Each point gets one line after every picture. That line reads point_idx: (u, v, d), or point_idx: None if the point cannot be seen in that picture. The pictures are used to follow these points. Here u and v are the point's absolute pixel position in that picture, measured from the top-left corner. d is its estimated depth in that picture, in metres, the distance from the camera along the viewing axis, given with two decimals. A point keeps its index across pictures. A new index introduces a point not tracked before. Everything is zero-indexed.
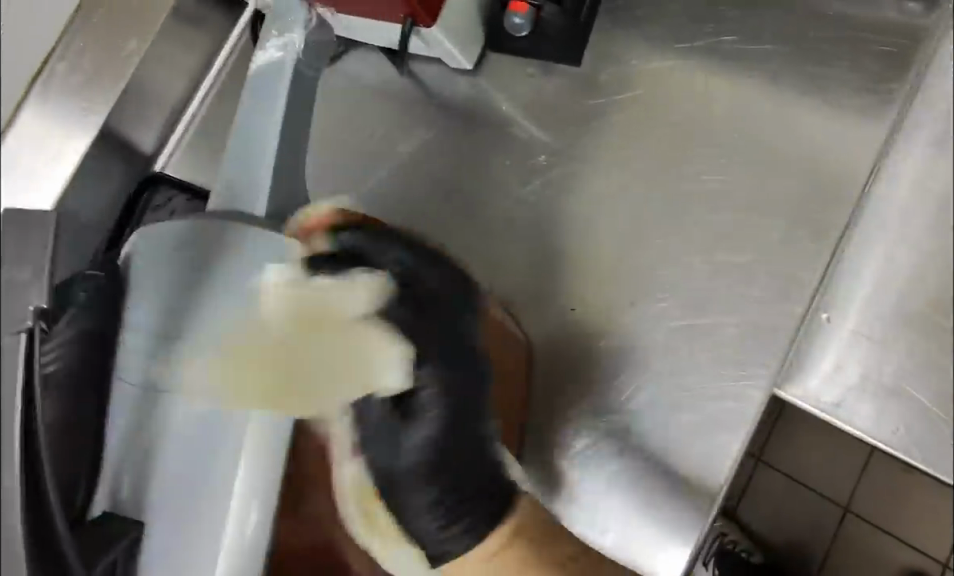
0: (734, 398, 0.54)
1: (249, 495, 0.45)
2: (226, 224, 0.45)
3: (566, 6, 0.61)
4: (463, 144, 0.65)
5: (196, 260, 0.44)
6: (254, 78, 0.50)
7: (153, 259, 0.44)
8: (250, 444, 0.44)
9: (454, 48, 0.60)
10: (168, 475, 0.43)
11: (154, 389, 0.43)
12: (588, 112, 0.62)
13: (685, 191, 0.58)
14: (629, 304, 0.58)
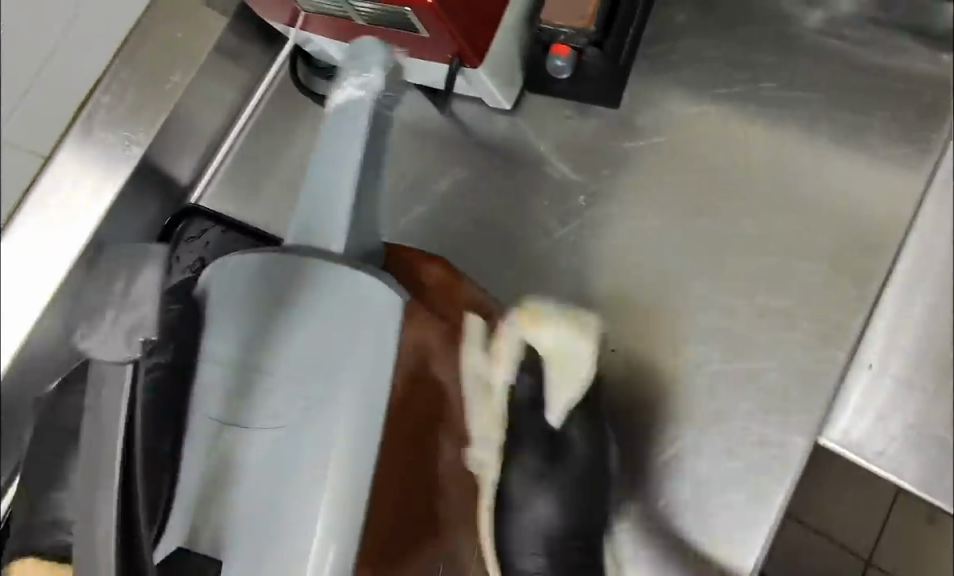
0: (778, 444, 0.54)
1: (328, 539, 0.41)
2: (298, 262, 0.45)
3: (608, 51, 0.60)
4: (502, 184, 0.65)
5: (268, 300, 0.44)
6: (333, 114, 0.50)
7: (234, 296, 0.46)
8: (328, 485, 0.41)
9: (495, 87, 0.61)
10: (246, 513, 0.42)
11: (230, 422, 0.43)
12: (625, 155, 0.63)
13: (726, 235, 0.59)
14: (669, 347, 0.58)
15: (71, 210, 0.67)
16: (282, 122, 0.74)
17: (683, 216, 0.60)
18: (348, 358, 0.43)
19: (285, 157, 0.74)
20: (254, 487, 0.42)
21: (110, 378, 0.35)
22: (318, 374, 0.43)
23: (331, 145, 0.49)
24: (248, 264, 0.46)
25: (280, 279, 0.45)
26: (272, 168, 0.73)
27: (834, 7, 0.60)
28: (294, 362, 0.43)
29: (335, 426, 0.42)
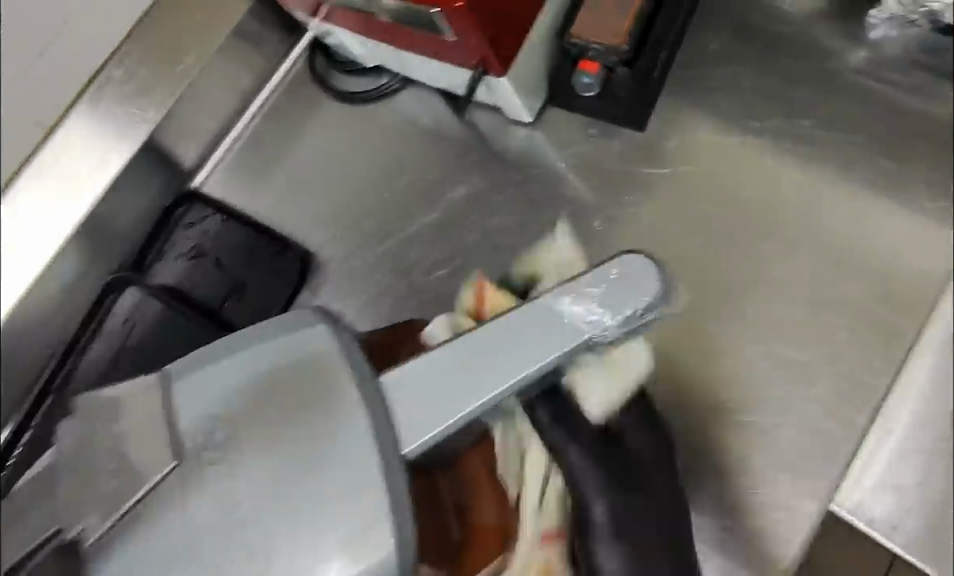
0: (785, 510, 0.51)
1: None
2: (303, 339, 0.35)
3: (638, 71, 0.57)
4: (518, 199, 0.63)
5: (252, 397, 0.34)
6: (549, 303, 0.37)
7: (225, 386, 0.34)
8: None
9: (518, 99, 0.58)
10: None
11: (169, 495, 0.33)
12: (650, 182, 0.60)
13: (751, 277, 0.56)
14: (682, 386, 0.55)
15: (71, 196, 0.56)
16: (295, 110, 0.70)
17: (704, 254, 0.57)
18: (339, 486, 0.32)
19: (294, 149, 0.70)
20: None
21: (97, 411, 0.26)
22: (303, 472, 0.32)
23: (526, 328, 0.37)
24: (274, 332, 0.35)
25: (298, 361, 0.35)
26: (276, 160, 0.70)
27: (877, 47, 0.58)
28: (281, 476, 0.32)
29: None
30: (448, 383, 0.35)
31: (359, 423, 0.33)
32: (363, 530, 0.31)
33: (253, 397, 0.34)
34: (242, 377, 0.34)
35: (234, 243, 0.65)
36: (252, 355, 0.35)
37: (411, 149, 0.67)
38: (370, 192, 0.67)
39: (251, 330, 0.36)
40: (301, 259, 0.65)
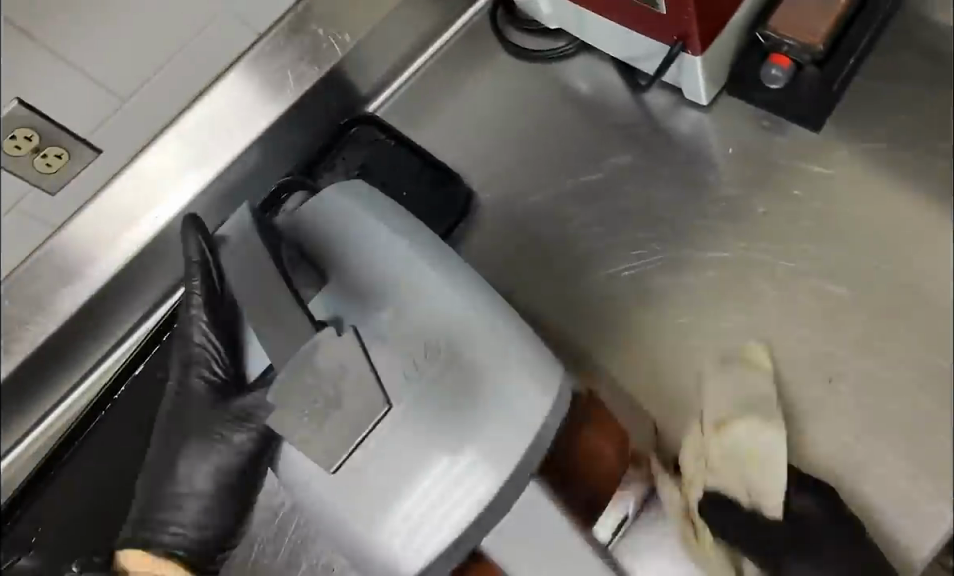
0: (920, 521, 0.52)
1: (392, 524, 0.42)
2: (500, 320, 0.44)
3: (826, 73, 0.58)
4: (681, 175, 0.64)
5: (448, 356, 0.43)
6: None
7: (428, 308, 0.44)
8: (423, 487, 0.41)
9: (704, 83, 0.60)
10: (358, 488, 0.42)
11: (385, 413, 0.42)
12: (821, 180, 0.61)
13: (911, 290, 0.57)
14: (822, 379, 0.56)
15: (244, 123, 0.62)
16: (468, 58, 0.73)
17: (860, 257, 0.58)
18: (500, 428, 0.42)
19: (465, 92, 0.72)
20: (366, 523, 0.42)
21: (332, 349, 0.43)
22: (473, 410, 0.42)
23: None
24: (468, 304, 0.44)
25: (487, 332, 0.44)
26: (448, 101, 0.72)
27: None
28: (447, 412, 0.42)
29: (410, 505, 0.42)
30: None
31: (513, 383, 0.43)
32: (498, 463, 0.41)
33: (449, 355, 0.43)
34: (440, 339, 0.44)
35: (401, 174, 0.66)
36: (458, 291, 0.45)
37: (582, 112, 0.69)
38: (536, 145, 0.69)
39: (448, 296, 0.45)
40: (465, 196, 0.67)
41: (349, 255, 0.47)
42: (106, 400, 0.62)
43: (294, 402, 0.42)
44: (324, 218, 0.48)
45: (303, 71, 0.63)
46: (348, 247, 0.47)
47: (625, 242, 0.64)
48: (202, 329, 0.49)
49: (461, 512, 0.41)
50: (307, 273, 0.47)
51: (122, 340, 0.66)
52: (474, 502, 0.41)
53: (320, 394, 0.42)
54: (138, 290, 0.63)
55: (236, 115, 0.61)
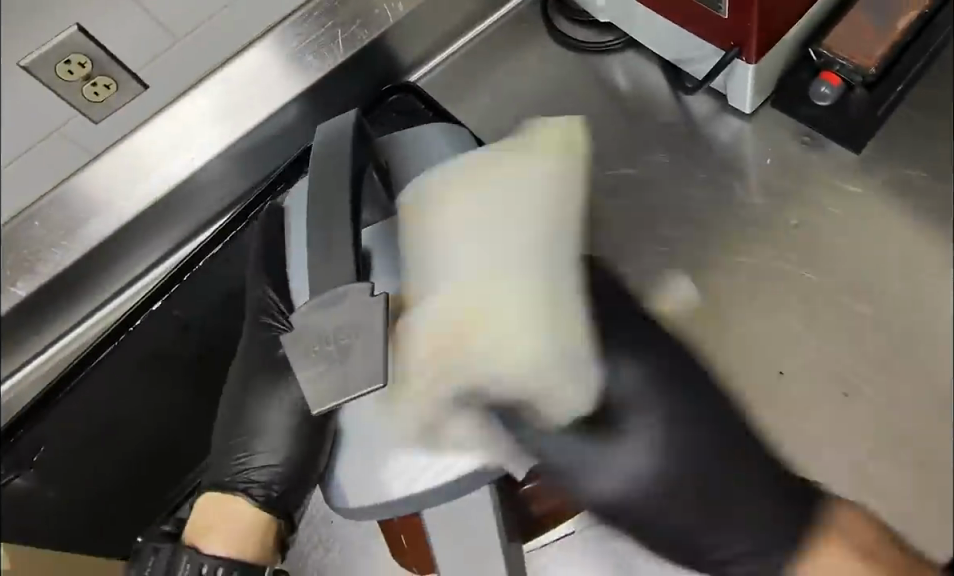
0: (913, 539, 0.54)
1: (403, 475, 0.43)
2: None
3: (874, 96, 0.59)
4: (716, 179, 0.64)
5: None
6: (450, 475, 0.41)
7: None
8: (430, 433, 0.42)
9: (750, 92, 0.60)
10: (366, 433, 0.44)
11: None
12: (854, 199, 0.61)
13: (925, 315, 0.58)
14: (838, 394, 0.57)
15: (279, 82, 0.61)
16: (515, 37, 0.71)
17: (883, 284, 0.59)
18: None
19: (506, 70, 0.70)
20: (372, 475, 0.43)
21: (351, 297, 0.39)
22: None
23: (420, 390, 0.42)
24: None
25: None
26: (487, 76, 0.70)
27: None
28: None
29: (419, 444, 0.42)
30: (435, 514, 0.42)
31: None
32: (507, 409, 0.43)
33: None
34: None
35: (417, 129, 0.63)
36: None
37: (624, 105, 0.67)
38: None
39: None
40: None
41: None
42: (121, 329, 0.62)
43: (307, 335, 0.39)
44: (406, 160, 0.51)
45: (353, 32, 0.63)
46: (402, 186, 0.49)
47: (653, 237, 0.63)
48: (263, 275, 0.49)
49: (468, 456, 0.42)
50: (379, 205, 0.48)
51: (140, 275, 0.64)
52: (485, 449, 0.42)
53: (335, 338, 0.38)
54: (164, 226, 0.61)
55: (277, 70, 0.61)
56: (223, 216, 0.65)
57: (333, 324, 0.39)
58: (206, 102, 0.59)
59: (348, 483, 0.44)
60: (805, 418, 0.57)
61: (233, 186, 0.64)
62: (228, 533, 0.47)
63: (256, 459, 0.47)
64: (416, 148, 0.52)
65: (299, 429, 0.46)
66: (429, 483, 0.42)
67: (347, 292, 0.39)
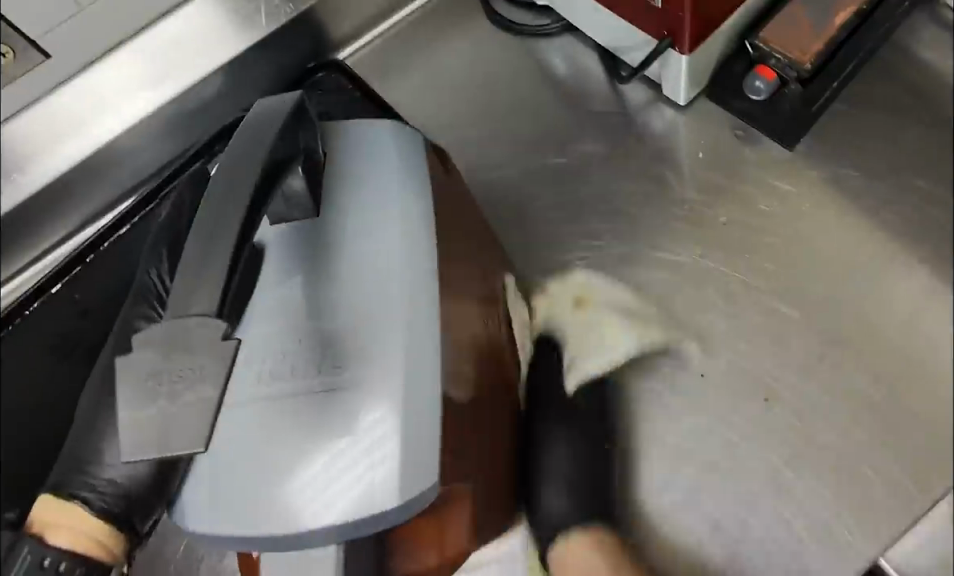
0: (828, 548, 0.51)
1: (259, 513, 0.38)
2: (427, 270, 0.42)
3: (808, 92, 0.57)
4: (644, 172, 0.61)
5: (358, 309, 0.40)
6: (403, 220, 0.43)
7: (377, 274, 0.41)
8: (296, 468, 0.38)
9: (684, 81, 0.58)
10: (231, 460, 0.39)
11: (289, 372, 0.39)
12: (782, 198, 0.59)
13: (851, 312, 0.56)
14: (761, 395, 0.54)
15: (191, 57, 0.56)
16: (453, 17, 0.67)
17: (812, 287, 0.57)
18: (384, 398, 0.39)
19: (439, 48, 0.67)
20: (230, 509, 0.39)
21: (195, 337, 0.33)
22: (360, 380, 0.39)
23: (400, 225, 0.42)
24: (394, 249, 0.42)
25: (412, 288, 0.41)
26: (420, 56, 0.67)
27: None
28: (364, 384, 0.39)
29: (292, 483, 0.38)
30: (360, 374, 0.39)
31: (420, 354, 0.40)
32: (381, 452, 0.38)
33: (358, 308, 0.40)
34: (360, 289, 0.41)
35: (344, 112, 0.59)
36: (422, 281, 0.41)
37: (558, 92, 0.64)
38: (502, 115, 0.65)
39: (375, 240, 0.42)
40: None
41: (344, 184, 0.44)
42: (16, 313, 0.59)
43: (146, 360, 0.33)
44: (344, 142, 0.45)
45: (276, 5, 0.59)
46: (332, 173, 0.44)
47: (584, 230, 0.61)
48: (161, 255, 0.46)
49: (332, 504, 0.38)
50: (298, 202, 0.42)
51: (49, 250, 0.60)
52: (351, 497, 0.38)
53: (171, 378, 0.32)
54: (64, 208, 0.58)
55: (197, 42, 0.57)
56: (129, 197, 0.61)
57: (167, 361, 0.32)
58: (125, 67, 0.55)
59: (203, 513, 0.39)
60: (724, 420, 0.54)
61: (146, 162, 0.59)
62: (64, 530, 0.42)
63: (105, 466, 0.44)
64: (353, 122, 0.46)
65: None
66: (286, 525, 0.38)
67: (194, 331, 0.33)
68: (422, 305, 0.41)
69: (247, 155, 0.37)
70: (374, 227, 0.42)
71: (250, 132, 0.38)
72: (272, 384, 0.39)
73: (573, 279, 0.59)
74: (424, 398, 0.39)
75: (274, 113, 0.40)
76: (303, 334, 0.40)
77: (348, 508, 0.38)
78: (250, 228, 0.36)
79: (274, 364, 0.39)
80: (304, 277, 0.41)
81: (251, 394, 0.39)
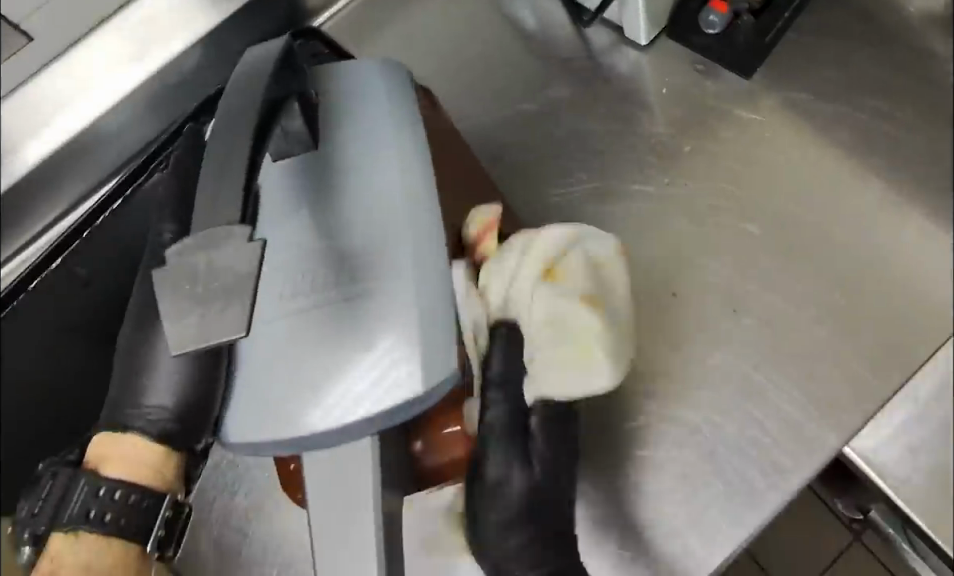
0: (796, 449, 0.51)
1: (287, 420, 0.41)
2: (425, 193, 0.45)
3: (759, 23, 0.60)
4: (609, 110, 0.64)
5: (367, 229, 0.43)
6: (402, 149, 0.46)
7: (380, 199, 0.44)
8: (319, 376, 0.41)
9: (642, 18, 0.60)
10: (264, 374, 0.42)
11: (310, 288, 0.42)
12: (741, 122, 0.60)
13: (808, 223, 0.56)
14: (732, 310, 0.55)
15: (172, 29, 0.59)
16: None
17: (777, 202, 0.57)
18: (394, 308, 0.41)
19: (411, 9, 0.70)
20: (262, 419, 0.42)
21: (228, 242, 0.35)
22: (373, 292, 0.42)
23: (400, 154, 0.46)
24: (395, 176, 0.45)
25: (414, 207, 0.44)
26: (394, 18, 0.70)
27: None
28: (376, 294, 0.42)
29: (313, 392, 0.41)
30: (373, 289, 0.42)
31: (424, 267, 0.42)
32: (394, 357, 0.40)
33: (366, 230, 0.43)
34: (368, 211, 0.44)
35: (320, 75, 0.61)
36: (423, 202, 0.44)
37: (527, 41, 0.67)
38: (475, 68, 0.67)
39: (380, 169, 0.45)
40: None
41: (341, 127, 0.47)
42: (20, 289, 0.60)
43: (179, 275, 0.35)
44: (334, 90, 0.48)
45: None
46: (334, 115, 0.47)
47: (558, 171, 0.63)
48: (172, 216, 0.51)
49: (350, 409, 0.40)
50: (298, 138, 0.45)
51: (33, 237, 0.61)
52: (367, 401, 0.40)
53: (206, 283, 0.34)
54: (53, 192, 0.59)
55: (175, 13, 0.59)
56: (113, 178, 0.63)
57: (203, 265, 0.34)
58: (117, 44, 0.57)
59: (242, 425, 0.43)
60: (699, 341, 0.55)
61: (131, 140, 0.62)
62: (126, 458, 0.47)
63: (151, 398, 0.48)
64: (342, 76, 0.49)
65: (197, 365, 0.46)
66: (311, 429, 0.40)
67: (229, 238, 0.35)
68: (424, 223, 0.44)
69: (246, 88, 0.40)
70: (376, 156, 0.45)
71: (246, 75, 0.41)
72: (294, 301, 0.42)
73: (542, 242, 0.51)
74: (429, 309, 0.42)
75: (266, 55, 0.43)
76: (319, 253, 0.43)
77: (365, 413, 0.40)
78: (256, 157, 0.39)
79: (295, 283, 0.42)
80: (317, 205, 0.44)
81: (279, 310, 0.42)
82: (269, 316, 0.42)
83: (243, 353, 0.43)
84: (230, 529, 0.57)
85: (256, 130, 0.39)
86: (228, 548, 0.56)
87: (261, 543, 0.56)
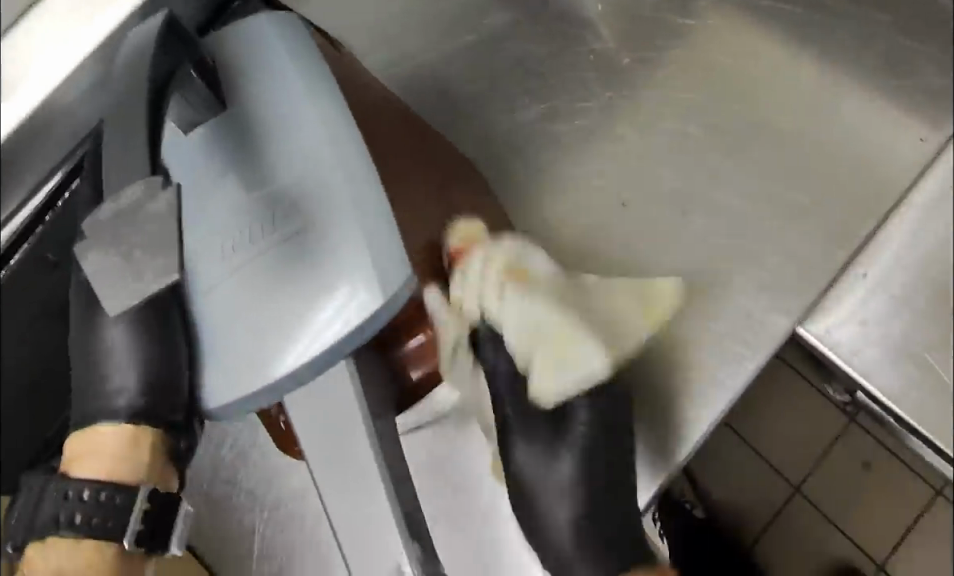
0: (757, 337, 0.52)
1: (257, 368, 0.42)
2: (343, 122, 0.45)
3: None
4: (548, 31, 0.63)
5: (295, 169, 0.43)
6: (312, 85, 0.46)
7: (302, 137, 0.44)
8: (279, 319, 0.42)
9: None
10: (224, 329, 0.43)
11: (255, 237, 0.43)
12: (677, 29, 0.60)
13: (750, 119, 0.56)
14: (681, 212, 0.56)
15: None
16: None
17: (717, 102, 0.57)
18: (337, 236, 0.42)
19: None
20: (231, 371, 0.43)
21: (140, 200, 0.36)
22: (313, 227, 0.42)
23: (309, 91, 0.45)
24: (312, 112, 0.45)
25: (334, 138, 0.44)
26: None
27: None
28: (317, 228, 0.42)
29: (274, 335, 0.42)
30: (314, 224, 0.42)
31: (357, 191, 0.43)
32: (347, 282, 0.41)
33: (295, 169, 0.43)
34: (296, 150, 0.44)
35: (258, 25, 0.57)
36: (344, 131, 0.44)
37: None
38: None
39: (294, 109, 0.45)
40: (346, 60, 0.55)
41: (248, 86, 0.46)
42: None
43: (101, 241, 0.36)
44: (231, 50, 0.48)
45: None
46: (240, 69, 0.47)
47: (504, 97, 0.62)
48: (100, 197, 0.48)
49: (316, 340, 0.41)
50: (203, 101, 0.46)
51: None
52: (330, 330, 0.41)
53: (129, 243, 0.35)
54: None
55: None
56: (57, 173, 0.53)
57: (120, 225, 0.35)
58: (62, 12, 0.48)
59: (215, 382, 0.43)
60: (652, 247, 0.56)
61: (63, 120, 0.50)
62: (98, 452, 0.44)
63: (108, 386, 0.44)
64: (241, 35, 0.49)
65: (149, 329, 0.44)
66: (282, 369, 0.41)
67: (142, 197, 0.36)
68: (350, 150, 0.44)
69: (130, 64, 0.41)
70: (289, 97, 0.45)
71: (131, 53, 0.41)
72: (240, 255, 0.43)
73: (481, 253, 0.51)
74: (369, 231, 0.42)
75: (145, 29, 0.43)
76: (260, 201, 0.43)
77: (328, 341, 0.41)
78: (158, 125, 0.39)
79: (240, 237, 0.43)
80: (246, 158, 0.45)
81: (229, 267, 0.43)
82: (222, 272, 0.43)
83: (201, 314, 0.44)
84: (219, 482, 0.58)
85: (152, 102, 0.40)
86: (219, 499, 0.58)
87: (252, 490, 0.58)
